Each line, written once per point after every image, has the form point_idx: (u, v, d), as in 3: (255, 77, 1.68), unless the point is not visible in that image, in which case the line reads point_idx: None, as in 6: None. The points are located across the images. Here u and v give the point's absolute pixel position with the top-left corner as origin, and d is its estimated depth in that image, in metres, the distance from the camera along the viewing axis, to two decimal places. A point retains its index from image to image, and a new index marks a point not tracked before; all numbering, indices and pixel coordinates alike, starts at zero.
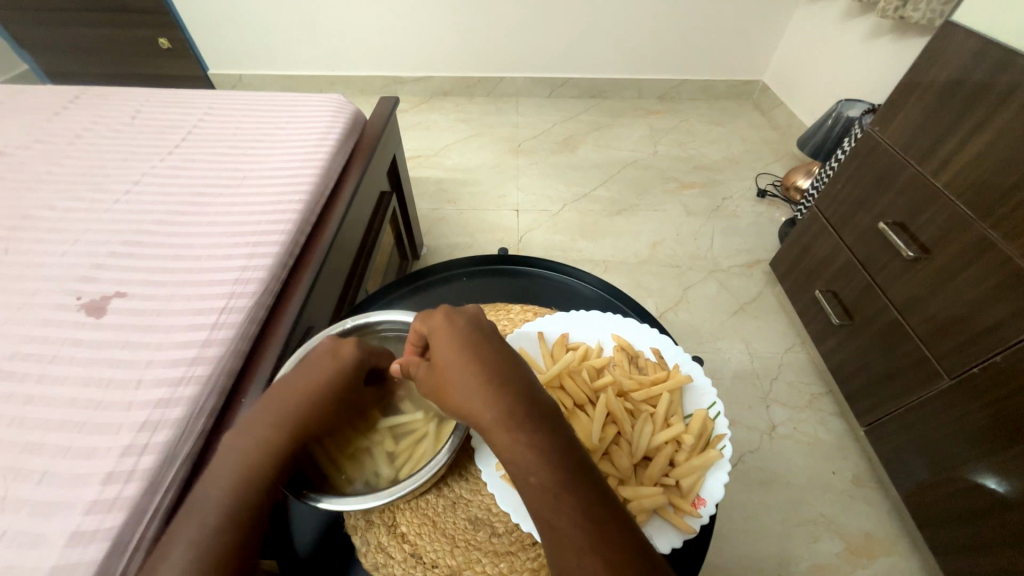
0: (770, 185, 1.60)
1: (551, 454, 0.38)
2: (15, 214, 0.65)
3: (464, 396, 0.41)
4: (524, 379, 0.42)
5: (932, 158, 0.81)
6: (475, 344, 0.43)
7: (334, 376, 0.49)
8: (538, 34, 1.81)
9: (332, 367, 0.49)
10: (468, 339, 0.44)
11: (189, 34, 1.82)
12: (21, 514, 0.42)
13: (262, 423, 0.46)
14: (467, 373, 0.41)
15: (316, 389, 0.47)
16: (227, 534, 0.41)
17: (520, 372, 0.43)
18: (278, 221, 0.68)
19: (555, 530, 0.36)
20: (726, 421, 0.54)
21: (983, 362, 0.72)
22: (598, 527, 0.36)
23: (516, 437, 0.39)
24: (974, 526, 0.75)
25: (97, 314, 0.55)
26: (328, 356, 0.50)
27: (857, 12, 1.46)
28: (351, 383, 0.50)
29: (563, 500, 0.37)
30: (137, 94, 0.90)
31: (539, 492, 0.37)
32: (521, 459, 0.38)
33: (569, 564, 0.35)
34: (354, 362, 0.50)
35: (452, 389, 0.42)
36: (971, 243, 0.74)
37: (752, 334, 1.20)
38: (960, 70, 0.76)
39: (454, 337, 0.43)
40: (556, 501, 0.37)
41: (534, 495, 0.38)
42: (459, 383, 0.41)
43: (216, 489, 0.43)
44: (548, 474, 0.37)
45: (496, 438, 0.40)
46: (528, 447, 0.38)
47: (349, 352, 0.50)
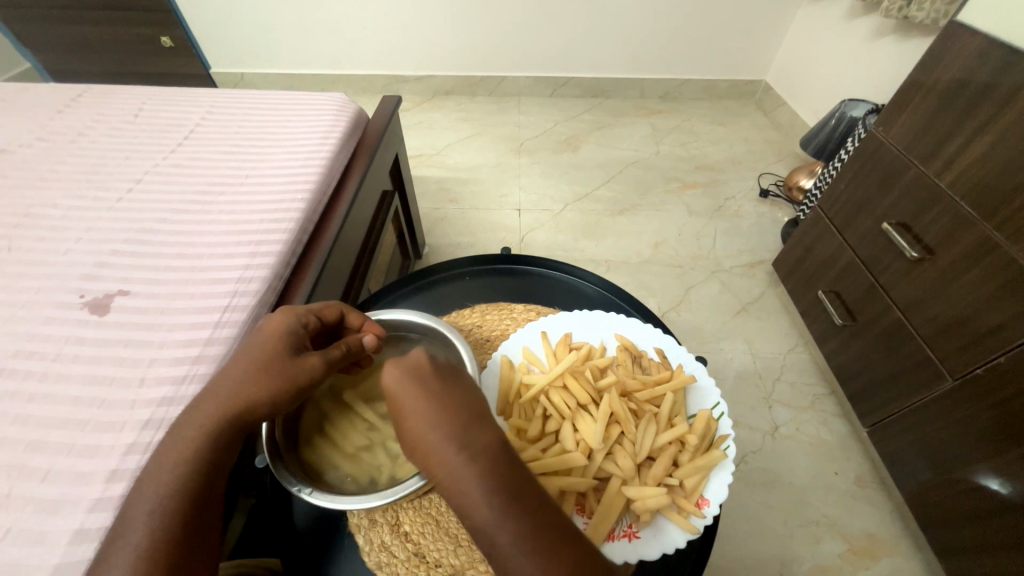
0: (773, 185, 1.60)
1: (503, 518, 0.35)
2: (18, 213, 0.65)
3: (417, 452, 0.39)
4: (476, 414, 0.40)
5: (935, 158, 0.81)
6: (419, 395, 0.40)
7: (264, 350, 0.46)
8: (540, 33, 1.81)
9: (262, 341, 0.46)
10: (413, 388, 0.41)
11: (191, 33, 1.82)
12: (25, 512, 0.42)
13: (197, 406, 0.44)
14: (415, 428, 0.39)
15: (247, 364, 0.45)
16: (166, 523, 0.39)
17: (470, 420, 0.40)
18: (280, 220, 0.67)
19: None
20: (729, 421, 0.54)
21: (987, 363, 0.72)
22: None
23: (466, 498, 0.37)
24: (977, 527, 0.75)
25: (100, 312, 0.55)
26: (261, 331, 0.48)
27: (860, 12, 1.46)
28: (280, 352, 0.46)
29: (520, 567, 0.34)
30: (139, 92, 0.90)
31: (497, 558, 0.35)
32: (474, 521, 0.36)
33: None
34: (275, 332, 0.47)
35: (408, 444, 0.40)
36: (974, 243, 0.74)
37: (754, 335, 1.19)
38: (964, 70, 0.76)
39: (400, 388, 0.41)
40: (512, 567, 0.34)
41: (494, 559, 0.36)
42: (411, 440, 0.40)
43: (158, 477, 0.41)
44: (502, 538, 0.35)
45: (450, 498, 0.38)
46: (481, 509, 0.36)
47: (278, 324, 0.47)
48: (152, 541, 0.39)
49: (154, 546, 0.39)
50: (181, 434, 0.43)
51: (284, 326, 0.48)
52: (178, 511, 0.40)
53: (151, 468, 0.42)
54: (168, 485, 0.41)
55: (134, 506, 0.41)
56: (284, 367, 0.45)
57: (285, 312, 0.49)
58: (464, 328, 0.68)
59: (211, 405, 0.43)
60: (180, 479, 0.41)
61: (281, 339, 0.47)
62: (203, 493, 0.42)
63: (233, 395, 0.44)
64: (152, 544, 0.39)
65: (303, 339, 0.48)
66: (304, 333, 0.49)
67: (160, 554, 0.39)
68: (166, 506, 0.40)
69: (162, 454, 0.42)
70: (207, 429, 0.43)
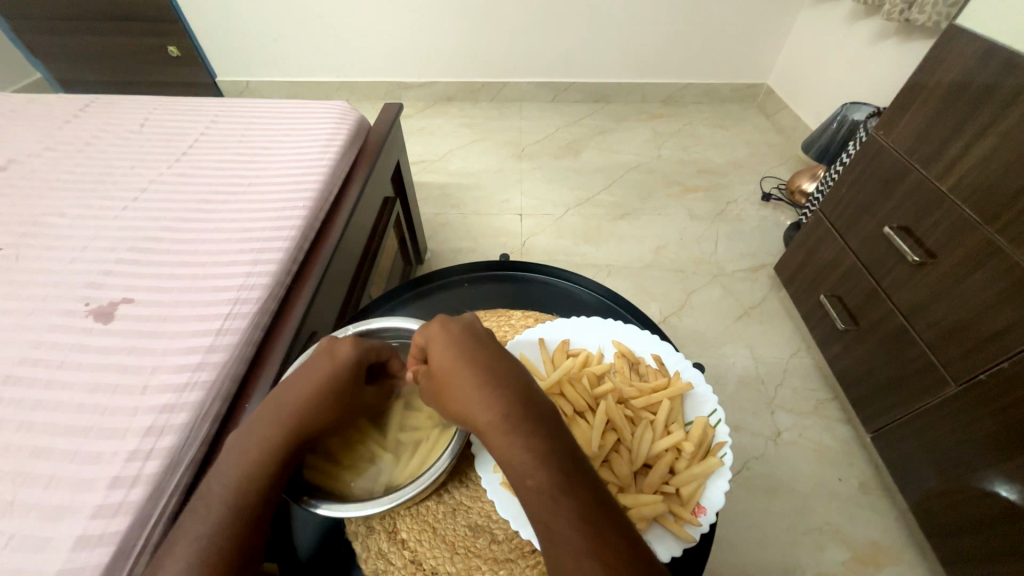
0: (775, 189, 1.59)
1: (549, 455, 0.38)
2: (27, 222, 0.67)
3: (462, 397, 0.42)
4: (518, 383, 0.43)
5: (936, 162, 0.81)
6: (470, 346, 0.45)
7: (329, 377, 0.48)
8: (541, 39, 1.82)
9: (328, 367, 0.48)
10: (463, 343, 0.45)
11: (197, 42, 1.85)
12: (28, 518, 0.42)
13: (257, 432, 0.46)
14: (463, 376, 0.43)
15: (313, 391, 0.47)
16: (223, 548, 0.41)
17: (516, 374, 0.44)
18: (283, 227, 0.68)
19: (550, 534, 0.36)
20: (727, 428, 0.54)
21: (990, 368, 0.71)
22: (592, 528, 0.35)
23: (513, 437, 0.39)
24: (984, 534, 0.74)
25: (104, 320, 0.56)
26: (325, 356, 0.49)
27: (862, 15, 1.45)
28: (343, 382, 0.49)
29: (560, 502, 0.36)
30: (145, 102, 0.92)
31: (535, 495, 0.37)
32: (518, 458, 0.39)
33: (566, 565, 0.34)
34: (340, 363, 0.49)
35: (451, 392, 0.43)
36: (977, 247, 0.73)
37: (756, 339, 1.19)
38: (964, 74, 0.76)
39: (451, 339, 0.45)
40: (550, 500, 0.37)
41: (530, 498, 0.37)
42: (456, 386, 0.43)
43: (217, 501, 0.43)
44: (546, 473, 0.38)
45: (493, 439, 0.40)
46: (523, 464, 0.38)
47: (345, 353, 0.49)
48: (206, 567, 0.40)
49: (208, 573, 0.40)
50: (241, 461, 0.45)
51: (350, 357, 0.50)
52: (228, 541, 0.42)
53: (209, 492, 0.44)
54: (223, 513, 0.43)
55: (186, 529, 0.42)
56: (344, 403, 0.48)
57: (351, 341, 0.51)
58: None
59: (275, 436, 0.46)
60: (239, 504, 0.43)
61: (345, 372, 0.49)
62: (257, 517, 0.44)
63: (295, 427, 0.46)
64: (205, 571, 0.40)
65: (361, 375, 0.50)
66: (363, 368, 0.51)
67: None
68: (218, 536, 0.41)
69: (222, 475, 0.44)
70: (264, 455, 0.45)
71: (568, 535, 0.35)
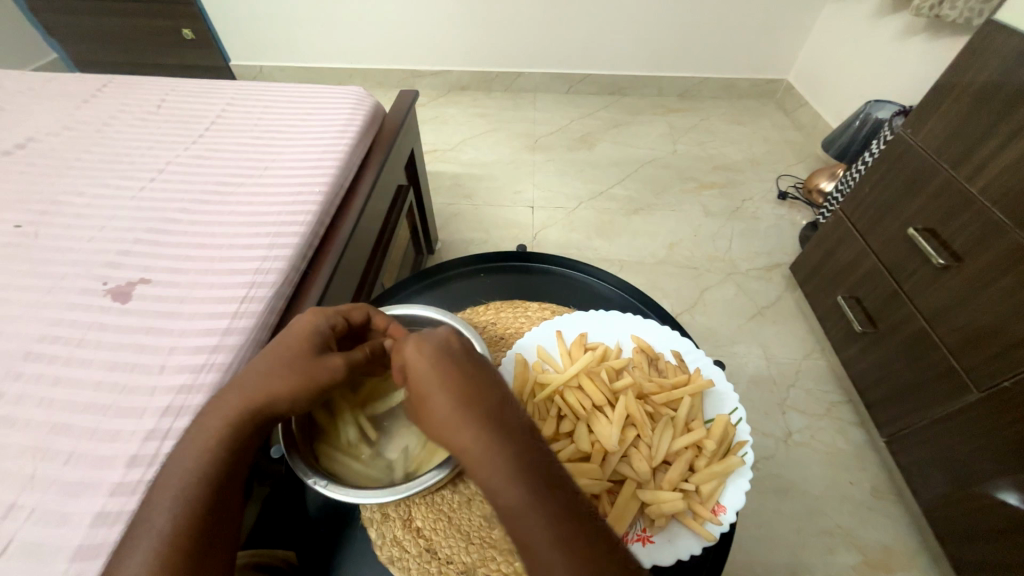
0: (792, 187, 1.56)
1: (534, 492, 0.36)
2: (46, 200, 0.67)
3: (439, 422, 0.39)
4: (507, 404, 0.40)
5: (967, 162, 0.78)
6: (446, 363, 0.41)
7: (285, 346, 0.47)
8: (558, 29, 1.79)
9: (285, 338, 0.48)
10: (438, 361, 0.41)
11: (212, 26, 1.84)
12: (48, 493, 0.43)
13: (216, 407, 0.44)
14: (439, 400, 0.39)
15: (271, 359, 0.46)
16: (188, 512, 0.40)
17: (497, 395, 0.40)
18: (298, 212, 0.68)
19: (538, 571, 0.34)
20: (747, 427, 0.53)
21: (1013, 376, 0.70)
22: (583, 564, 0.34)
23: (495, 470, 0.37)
24: (998, 544, 0.73)
25: (122, 299, 0.56)
26: (287, 330, 0.49)
27: (889, 10, 1.41)
28: (302, 350, 0.47)
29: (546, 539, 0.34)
30: (163, 83, 0.92)
31: (522, 531, 0.35)
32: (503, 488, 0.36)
33: None
34: (302, 331, 0.48)
35: (429, 416, 0.40)
36: (1005, 251, 0.71)
37: (769, 339, 1.17)
38: (999, 73, 0.74)
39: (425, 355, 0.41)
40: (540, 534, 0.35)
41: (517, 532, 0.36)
42: (433, 410, 0.39)
43: (180, 470, 0.42)
44: (531, 508, 0.35)
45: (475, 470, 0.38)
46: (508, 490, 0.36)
47: (304, 324, 0.48)
48: (171, 529, 0.39)
49: (174, 535, 0.39)
50: (204, 423, 0.44)
51: (309, 327, 0.48)
52: (197, 499, 0.41)
53: (175, 458, 0.43)
54: (186, 477, 0.42)
55: (157, 492, 0.42)
56: (305, 364, 0.46)
57: (312, 312, 0.50)
58: (478, 325, 0.68)
59: (232, 399, 0.44)
60: (202, 471, 0.42)
61: (306, 338, 0.48)
62: (223, 484, 0.42)
63: (253, 389, 0.45)
64: (172, 533, 0.39)
65: (327, 341, 0.49)
66: (330, 335, 0.49)
67: (180, 542, 0.39)
68: (187, 495, 0.41)
69: (187, 442, 0.43)
70: (226, 425, 0.44)
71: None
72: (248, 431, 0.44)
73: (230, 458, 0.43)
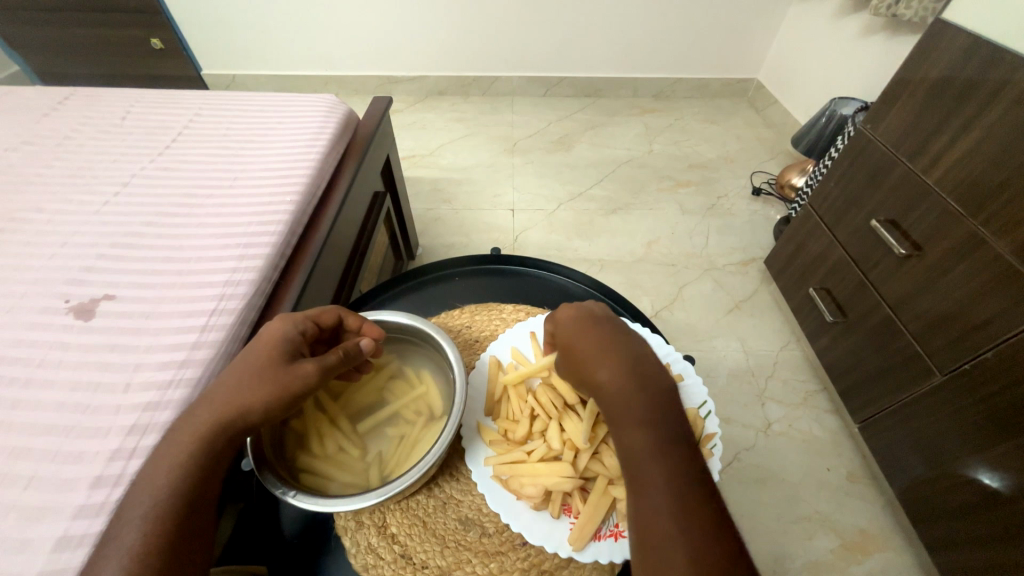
0: (765, 183, 1.60)
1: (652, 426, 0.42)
2: (3, 217, 0.65)
3: (590, 355, 0.47)
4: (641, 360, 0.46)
5: (922, 155, 0.82)
6: (605, 321, 0.50)
7: (262, 353, 0.47)
8: (533, 33, 1.81)
9: (260, 347, 0.48)
10: (601, 320, 0.50)
11: (182, 34, 1.81)
12: (7, 519, 0.41)
13: (187, 422, 0.44)
14: (594, 342, 0.47)
15: (249, 367, 0.46)
16: (159, 529, 0.39)
17: (645, 351, 0.48)
18: (269, 222, 0.67)
19: (640, 487, 0.40)
20: (716, 419, 0.54)
21: (975, 359, 0.73)
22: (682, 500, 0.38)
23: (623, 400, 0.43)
24: (969, 522, 0.75)
25: (85, 317, 0.55)
26: (258, 340, 0.48)
27: (849, 10, 1.46)
28: (278, 355, 0.47)
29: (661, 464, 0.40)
30: (127, 94, 0.90)
31: (635, 451, 0.41)
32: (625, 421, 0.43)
33: (648, 522, 0.38)
34: (273, 338, 0.48)
35: (578, 353, 0.47)
36: (962, 240, 0.74)
37: (747, 332, 1.20)
38: (950, 68, 0.77)
39: (587, 314, 0.50)
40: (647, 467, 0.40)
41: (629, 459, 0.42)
42: (586, 349, 0.47)
43: (153, 488, 0.42)
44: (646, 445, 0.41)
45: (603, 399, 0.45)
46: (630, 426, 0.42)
47: (276, 332, 0.48)
48: (142, 546, 0.39)
49: (144, 553, 0.39)
50: (174, 441, 0.43)
51: (279, 334, 0.48)
52: (167, 516, 0.40)
53: (145, 477, 0.42)
54: (156, 494, 0.41)
55: (127, 512, 0.41)
56: (276, 372, 0.46)
57: (280, 320, 0.50)
58: (453, 329, 0.68)
59: (201, 414, 0.44)
60: (173, 487, 0.41)
61: (275, 346, 0.47)
62: (195, 498, 0.42)
63: (225, 403, 0.44)
64: (143, 551, 0.39)
65: (298, 347, 0.49)
66: (300, 340, 0.49)
67: (149, 560, 0.38)
68: (158, 513, 0.40)
69: (159, 458, 0.43)
70: (197, 439, 0.43)
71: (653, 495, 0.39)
72: (217, 444, 0.43)
73: (201, 475, 0.42)
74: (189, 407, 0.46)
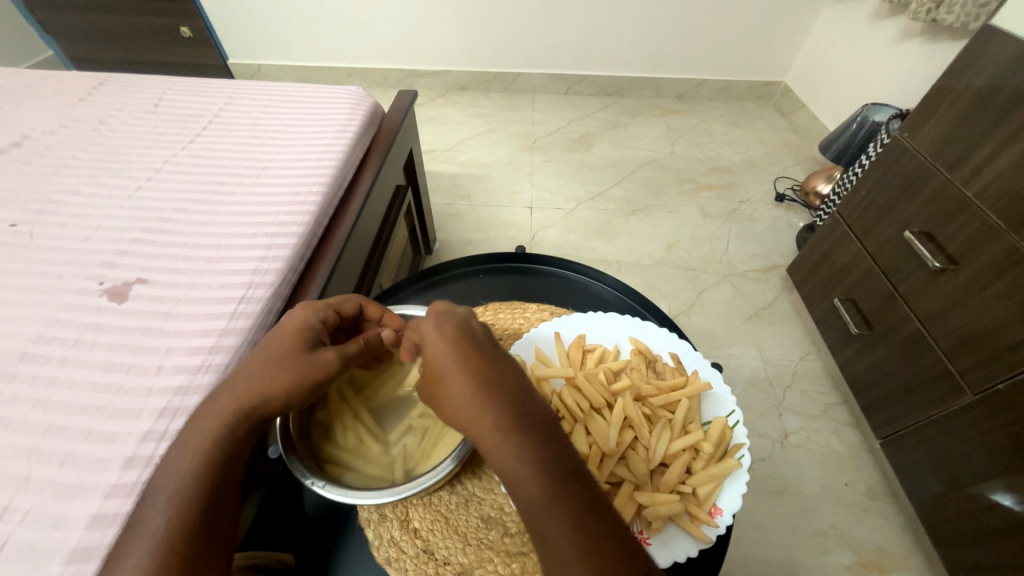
0: (789, 189, 1.57)
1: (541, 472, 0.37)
2: (40, 199, 0.66)
3: (453, 402, 0.41)
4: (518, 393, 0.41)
5: (962, 166, 0.79)
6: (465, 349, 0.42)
7: (282, 341, 0.47)
8: (556, 30, 1.80)
9: (280, 335, 0.48)
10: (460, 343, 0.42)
11: (209, 23, 1.84)
12: (43, 495, 0.42)
13: (208, 406, 0.45)
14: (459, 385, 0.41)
15: (271, 354, 0.46)
16: (185, 512, 0.40)
17: (506, 380, 0.41)
18: (296, 212, 0.68)
19: (546, 549, 0.35)
20: (744, 430, 0.53)
21: (1008, 379, 0.70)
22: (590, 555, 0.34)
23: (505, 447, 0.38)
24: (993, 545, 0.73)
25: (118, 300, 0.56)
26: (279, 327, 0.49)
27: (886, 14, 1.42)
28: (299, 344, 0.47)
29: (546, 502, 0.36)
30: (159, 82, 0.91)
31: (534, 507, 0.36)
32: (512, 473, 0.38)
33: None
34: (293, 326, 0.48)
35: (445, 401, 0.42)
36: (1000, 255, 0.72)
37: (767, 341, 1.18)
38: (996, 77, 0.74)
39: (441, 347, 0.42)
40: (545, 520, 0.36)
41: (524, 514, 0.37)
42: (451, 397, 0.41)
43: (178, 469, 0.42)
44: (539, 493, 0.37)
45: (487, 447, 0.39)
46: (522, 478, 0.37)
47: (296, 319, 0.49)
48: (168, 529, 0.39)
49: (170, 536, 0.39)
50: (197, 425, 0.44)
51: (300, 323, 0.49)
52: (193, 500, 0.41)
53: (169, 460, 0.43)
54: (182, 477, 0.42)
55: (152, 495, 0.42)
56: (297, 360, 0.46)
57: (302, 308, 0.50)
58: None
59: (223, 400, 0.44)
60: (198, 470, 0.42)
61: (297, 333, 0.48)
62: (219, 483, 0.42)
63: (247, 389, 0.45)
64: (168, 533, 0.39)
65: (319, 335, 0.49)
66: (321, 329, 0.49)
67: (175, 543, 0.39)
68: (184, 496, 0.41)
69: (183, 441, 0.43)
70: (220, 424, 0.44)
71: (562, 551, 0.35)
72: (241, 430, 0.44)
73: (226, 459, 0.43)
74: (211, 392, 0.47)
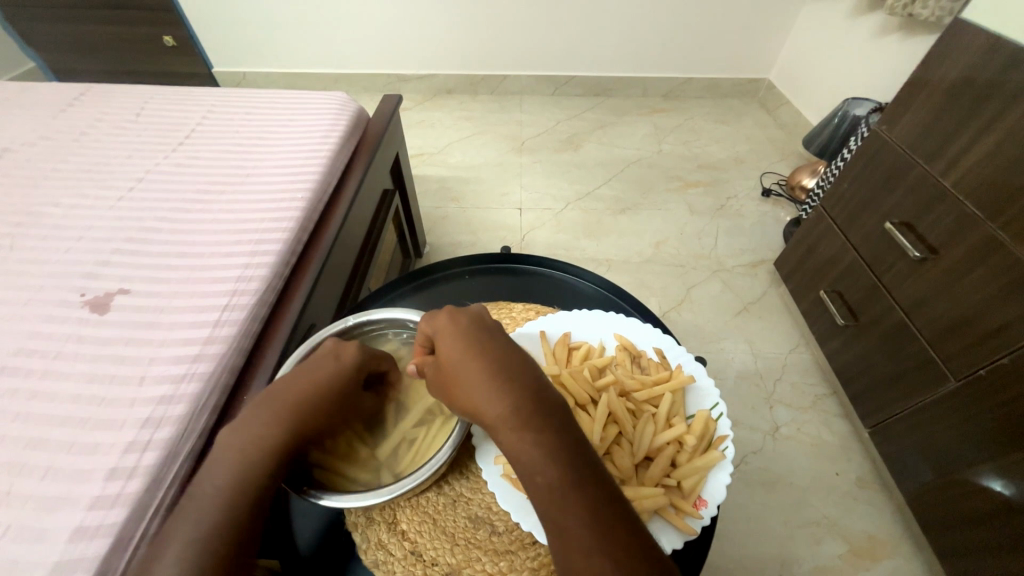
0: (775, 184, 1.59)
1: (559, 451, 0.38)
2: (20, 211, 0.66)
3: (472, 391, 0.41)
4: (532, 380, 0.42)
5: (940, 157, 0.80)
6: (484, 342, 0.44)
7: (334, 375, 0.49)
8: (542, 32, 1.81)
9: (332, 368, 0.49)
10: (478, 336, 0.44)
11: (193, 31, 1.83)
12: (25, 509, 0.42)
13: (251, 434, 0.44)
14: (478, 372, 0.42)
15: (325, 386, 0.48)
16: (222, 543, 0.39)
17: (522, 368, 0.43)
18: (280, 219, 0.67)
19: (564, 528, 0.36)
20: (728, 422, 0.54)
21: (990, 364, 0.71)
22: (604, 531, 0.35)
23: (523, 431, 0.39)
24: (980, 529, 0.74)
25: (100, 311, 0.56)
26: (329, 359, 0.50)
27: (864, 10, 1.45)
28: (350, 382, 0.50)
29: (562, 481, 0.37)
30: (141, 91, 0.91)
31: (552, 488, 0.37)
32: (531, 456, 0.38)
33: (577, 564, 0.35)
34: (348, 365, 0.50)
35: (461, 391, 0.42)
36: (979, 243, 0.73)
37: (756, 335, 1.19)
38: (969, 69, 0.75)
39: (463, 340, 0.44)
40: (562, 500, 0.37)
41: (541, 496, 0.37)
42: (470, 387, 0.41)
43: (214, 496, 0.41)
44: (557, 474, 0.37)
45: (504, 432, 0.40)
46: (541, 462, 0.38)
47: (349, 356, 0.51)
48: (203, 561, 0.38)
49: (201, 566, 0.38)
50: (240, 452, 0.44)
51: (352, 361, 0.51)
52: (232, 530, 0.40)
53: (206, 486, 0.42)
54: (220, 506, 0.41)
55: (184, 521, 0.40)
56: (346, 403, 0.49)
57: (356, 346, 0.52)
58: None
59: (275, 429, 0.45)
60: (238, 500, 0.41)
61: (348, 371, 0.50)
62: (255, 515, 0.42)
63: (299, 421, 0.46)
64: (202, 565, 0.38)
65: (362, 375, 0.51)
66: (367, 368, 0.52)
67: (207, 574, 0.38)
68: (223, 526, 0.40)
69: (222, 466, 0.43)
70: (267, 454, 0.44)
71: (576, 528, 0.36)
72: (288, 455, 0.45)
73: (264, 482, 0.43)
74: (245, 415, 0.46)
